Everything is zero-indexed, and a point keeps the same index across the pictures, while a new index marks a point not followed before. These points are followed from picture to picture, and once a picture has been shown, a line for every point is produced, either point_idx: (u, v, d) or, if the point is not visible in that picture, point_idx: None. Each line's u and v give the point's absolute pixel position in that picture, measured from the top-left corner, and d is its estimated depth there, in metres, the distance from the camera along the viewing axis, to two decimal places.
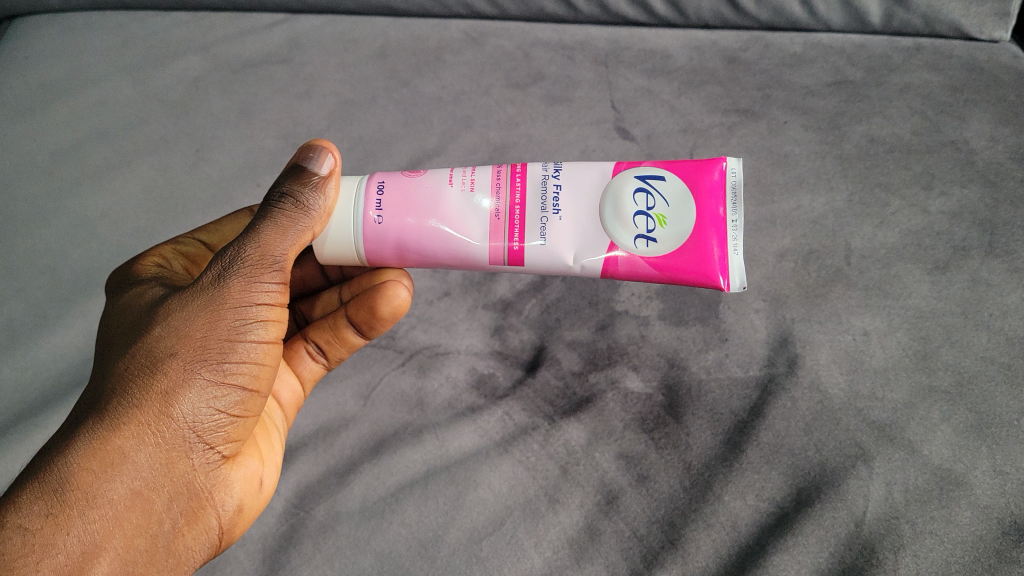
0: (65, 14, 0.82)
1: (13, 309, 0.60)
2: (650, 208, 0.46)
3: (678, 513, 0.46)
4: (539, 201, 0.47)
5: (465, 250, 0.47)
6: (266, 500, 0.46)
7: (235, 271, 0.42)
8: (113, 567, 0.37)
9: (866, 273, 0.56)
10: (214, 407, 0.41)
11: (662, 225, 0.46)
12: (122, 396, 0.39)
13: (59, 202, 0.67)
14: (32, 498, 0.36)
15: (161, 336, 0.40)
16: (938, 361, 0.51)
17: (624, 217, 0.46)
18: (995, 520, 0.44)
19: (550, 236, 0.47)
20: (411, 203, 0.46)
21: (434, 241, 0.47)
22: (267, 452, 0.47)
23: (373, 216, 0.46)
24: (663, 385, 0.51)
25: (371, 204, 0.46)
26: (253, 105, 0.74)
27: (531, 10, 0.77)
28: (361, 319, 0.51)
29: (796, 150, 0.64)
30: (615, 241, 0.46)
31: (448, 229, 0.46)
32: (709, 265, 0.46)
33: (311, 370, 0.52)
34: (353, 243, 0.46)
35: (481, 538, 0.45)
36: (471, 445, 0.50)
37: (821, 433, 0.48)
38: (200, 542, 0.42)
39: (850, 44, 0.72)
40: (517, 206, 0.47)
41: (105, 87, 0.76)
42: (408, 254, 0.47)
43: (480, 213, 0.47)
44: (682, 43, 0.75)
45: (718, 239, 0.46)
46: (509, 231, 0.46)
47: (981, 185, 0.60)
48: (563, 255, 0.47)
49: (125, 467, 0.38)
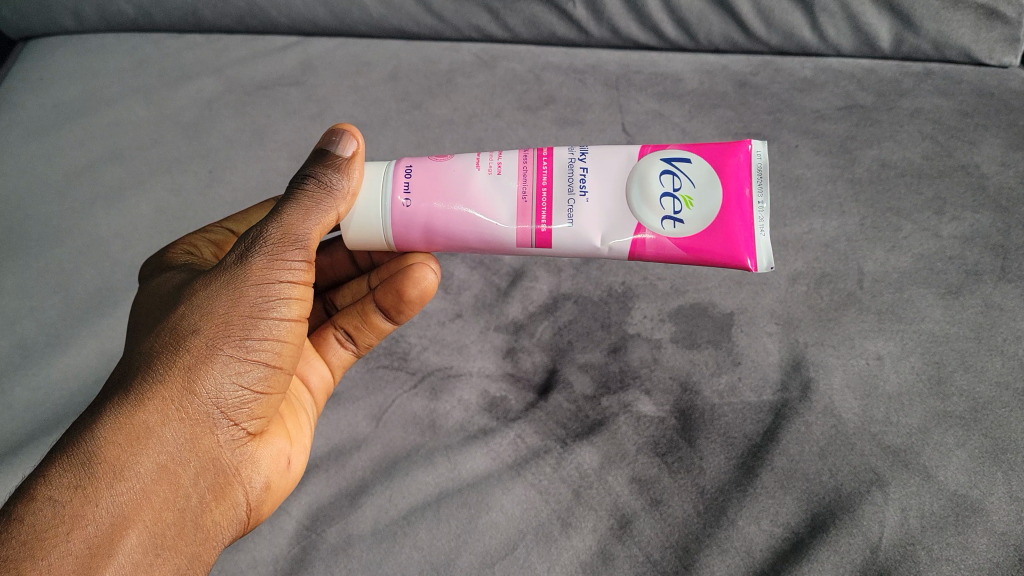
0: (80, 35, 0.84)
1: (27, 328, 0.61)
2: (676, 190, 0.47)
3: (692, 538, 0.45)
4: (566, 182, 0.47)
5: (494, 233, 0.47)
6: (293, 482, 0.47)
7: (258, 249, 0.42)
8: (142, 540, 0.37)
9: (879, 296, 0.56)
10: (239, 383, 0.41)
11: (689, 207, 0.46)
12: (147, 372, 0.40)
13: (74, 222, 0.68)
14: (60, 471, 0.36)
15: (184, 314, 0.41)
16: (952, 385, 0.51)
17: (651, 199, 0.47)
18: (1012, 546, 0.44)
19: (577, 217, 0.47)
20: (439, 187, 0.46)
21: (462, 224, 0.47)
22: (296, 434, 0.48)
23: (401, 202, 0.46)
24: (675, 409, 0.51)
25: (400, 189, 0.46)
26: (267, 126, 0.75)
27: (542, 34, 0.78)
28: (389, 303, 0.51)
29: (807, 173, 0.65)
30: (643, 223, 0.47)
31: (475, 212, 0.47)
32: (736, 247, 0.47)
33: (340, 357, 0.53)
34: (381, 229, 0.47)
35: (493, 562, 0.45)
36: (484, 468, 0.49)
37: (835, 458, 0.48)
38: (228, 518, 0.42)
39: (860, 69, 0.73)
40: (545, 187, 0.47)
41: (120, 108, 0.77)
42: (437, 238, 0.47)
43: (508, 196, 0.47)
44: (693, 67, 0.76)
45: (744, 221, 0.47)
46: (537, 213, 0.47)
47: (992, 211, 0.61)
48: (591, 237, 0.47)
49: (151, 441, 0.38)
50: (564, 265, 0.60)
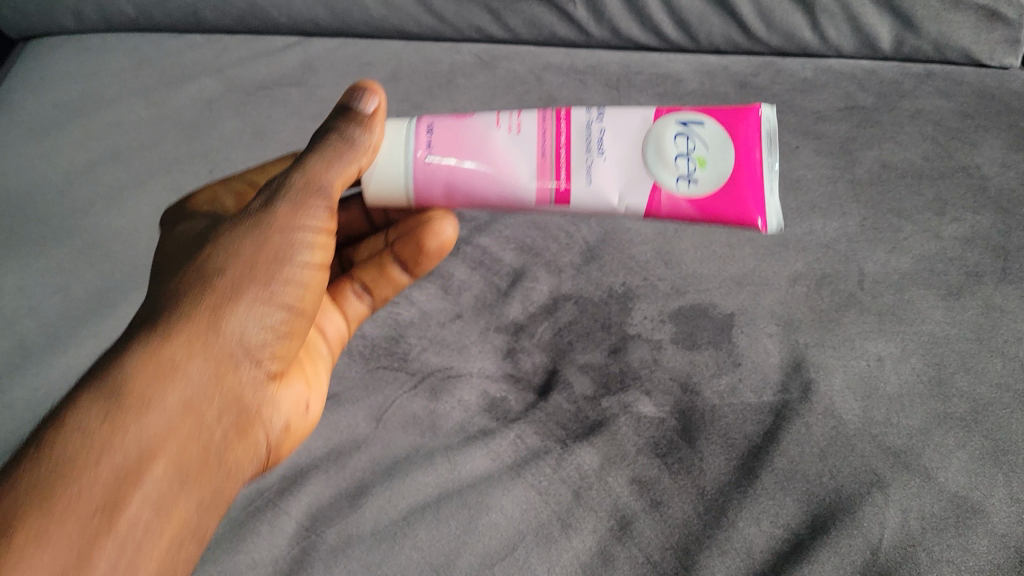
0: (80, 35, 0.84)
1: (26, 328, 0.61)
2: (689, 151, 0.46)
3: (692, 539, 0.45)
4: (584, 141, 0.46)
5: (512, 193, 0.46)
6: (311, 426, 0.48)
7: (284, 197, 0.43)
8: (168, 471, 0.37)
9: (880, 298, 0.56)
10: (262, 326, 0.41)
11: (702, 167, 0.45)
12: (174, 313, 0.40)
13: (74, 222, 0.68)
14: (88, 402, 0.36)
15: (212, 256, 0.42)
16: (952, 387, 0.51)
17: (665, 159, 0.46)
18: (1011, 548, 0.44)
19: (596, 176, 0.46)
20: (459, 143, 0.46)
21: (481, 183, 0.46)
22: (315, 382, 0.49)
23: (421, 155, 0.45)
24: (675, 409, 0.51)
25: (420, 142, 0.45)
26: (267, 126, 0.75)
27: (543, 35, 0.78)
28: (408, 256, 0.53)
29: (808, 174, 0.65)
30: (658, 182, 0.46)
31: (494, 171, 0.46)
32: (747, 208, 0.46)
33: (356, 310, 0.55)
34: (400, 184, 0.45)
35: (493, 563, 0.45)
36: (483, 469, 0.49)
37: (835, 459, 0.48)
38: (249, 458, 0.42)
39: (861, 70, 0.73)
40: (563, 146, 0.46)
41: (120, 108, 0.77)
42: (456, 191, 0.46)
43: (527, 155, 0.46)
44: (693, 68, 0.76)
45: (754, 183, 0.46)
46: (557, 170, 0.46)
47: (993, 212, 0.61)
48: (608, 197, 0.46)
49: (178, 379, 0.38)
50: (564, 266, 0.60)
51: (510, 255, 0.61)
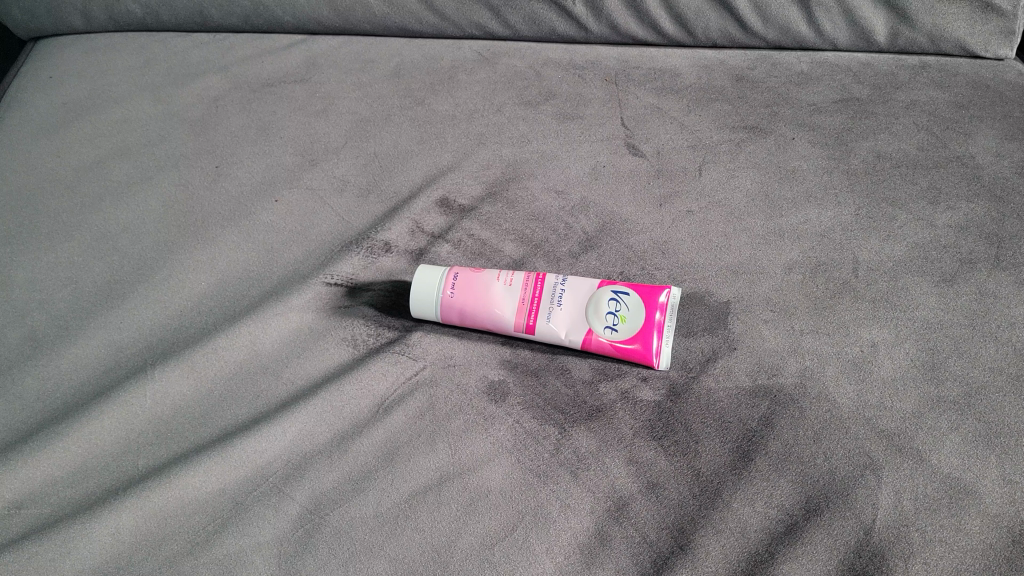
0: (88, 35, 0.91)
1: (37, 320, 0.61)
2: (615, 308, 0.53)
3: (688, 519, 0.46)
4: (551, 296, 0.55)
5: (497, 318, 0.55)
6: None
7: None
8: None
9: (874, 285, 0.57)
10: None
11: (623, 321, 0.53)
12: None
13: (84, 217, 0.69)
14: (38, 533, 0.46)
15: None
16: (946, 371, 0.51)
17: (597, 313, 0.54)
18: (1005, 528, 0.43)
19: (554, 315, 0.54)
20: (474, 294, 0.55)
21: (481, 310, 0.55)
22: None
23: (448, 296, 0.56)
24: (671, 394, 0.52)
25: (449, 283, 0.56)
26: (272, 122, 0.76)
27: (543, 30, 0.81)
28: None
29: (803, 165, 0.66)
30: (592, 327, 0.53)
31: (490, 302, 0.55)
32: (648, 347, 0.52)
33: None
34: (430, 312, 0.56)
35: (493, 544, 0.46)
36: (483, 452, 0.50)
37: (830, 441, 0.48)
38: None
39: (856, 63, 0.74)
40: (537, 297, 0.55)
41: (127, 107, 0.80)
42: (467, 318, 0.56)
43: (513, 296, 0.55)
44: (691, 62, 0.77)
45: (657, 332, 0.52)
46: (529, 313, 0.55)
47: (987, 200, 0.61)
48: (558, 327, 0.54)
49: None
50: (562, 255, 0.61)
51: (509, 246, 0.62)
